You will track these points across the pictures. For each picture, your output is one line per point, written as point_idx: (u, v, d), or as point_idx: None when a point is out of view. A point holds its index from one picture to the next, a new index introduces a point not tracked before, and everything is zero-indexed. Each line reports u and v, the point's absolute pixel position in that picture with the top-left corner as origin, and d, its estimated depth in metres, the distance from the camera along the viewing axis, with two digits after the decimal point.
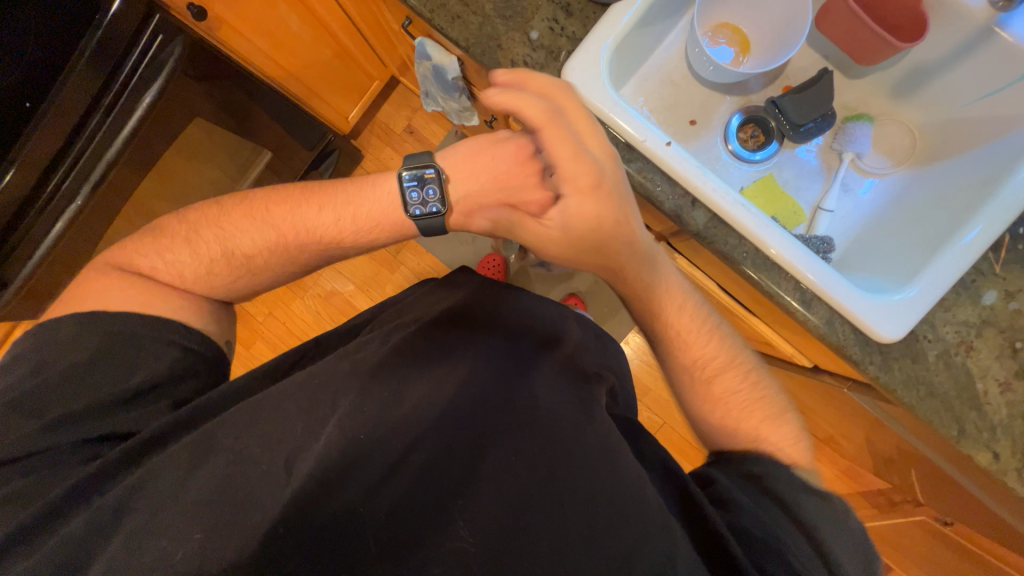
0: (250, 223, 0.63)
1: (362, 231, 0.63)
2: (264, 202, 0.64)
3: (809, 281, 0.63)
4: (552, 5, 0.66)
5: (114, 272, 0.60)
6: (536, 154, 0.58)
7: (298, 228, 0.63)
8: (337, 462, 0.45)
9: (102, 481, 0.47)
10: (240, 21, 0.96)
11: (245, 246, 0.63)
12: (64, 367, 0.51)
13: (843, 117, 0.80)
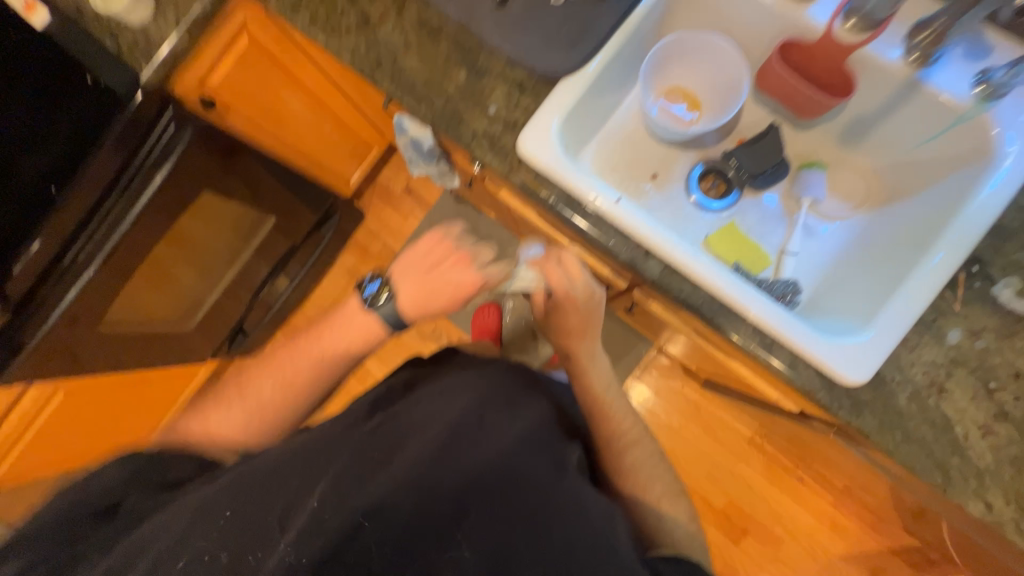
0: (272, 368, 0.70)
1: (357, 342, 0.70)
2: (276, 351, 0.73)
3: (765, 326, 0.63)
4: (507, 83, 0.73)
5: (171, 437, 0.65)
6: (462, 246, 0.71)
7: (312, 356, 0.70)
8: (312, 541, 0.43)
9: (78, 561, 0.49)
10: (246, 106, 1.08)
11: (271, 387, 0.69)
12: (97, 478, 0.54)
13: (797, 165, 0.83)
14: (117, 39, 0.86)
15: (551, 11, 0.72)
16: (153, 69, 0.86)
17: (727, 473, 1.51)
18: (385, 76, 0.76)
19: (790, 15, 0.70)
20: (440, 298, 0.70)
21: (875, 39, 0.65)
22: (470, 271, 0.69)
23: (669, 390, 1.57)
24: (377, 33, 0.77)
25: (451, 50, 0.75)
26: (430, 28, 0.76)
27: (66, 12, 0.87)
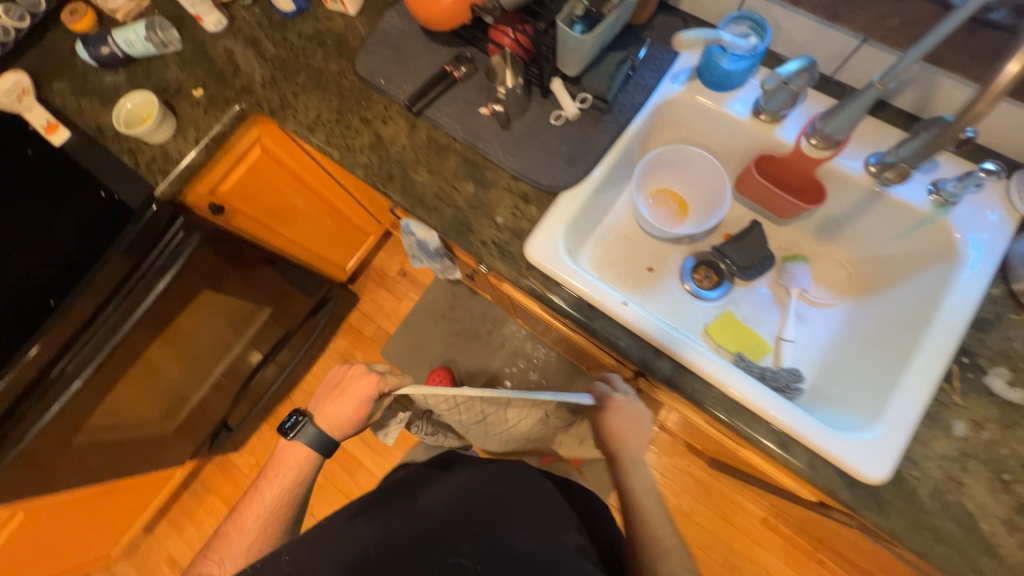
0: (236, 533, 0.70)
1: (297, 479, 0.74)
2: (225, 531, 0.71)
3: (782, 424, 0.64)
4: (512, 195, 0.78)
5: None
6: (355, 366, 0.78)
7: (258, 518, 0.70)
8: None
9: None
10: (253, 208, 1.12)
11: (240, 549, 0.68)
12: None
13: (782, 257, 0.89)
14: (133, 157, 0.88)
15: (549, 132, 0.79)
16: (168, 183, 0.87)
17: (744, 561, 1.44)
18: (396, 189, 0.81)
19: (764, 135, 0.78)
20: (350, 417, 0.75)
21: (837, 154, 0.74)
22: (369, 380, 0.75)
23: (675, 468, 1.53)
24: (388, 151, 0.83)
25: (459, 166, 0.81)
26: (438, 146, 0.83)
27: (86, 133, 0.91)
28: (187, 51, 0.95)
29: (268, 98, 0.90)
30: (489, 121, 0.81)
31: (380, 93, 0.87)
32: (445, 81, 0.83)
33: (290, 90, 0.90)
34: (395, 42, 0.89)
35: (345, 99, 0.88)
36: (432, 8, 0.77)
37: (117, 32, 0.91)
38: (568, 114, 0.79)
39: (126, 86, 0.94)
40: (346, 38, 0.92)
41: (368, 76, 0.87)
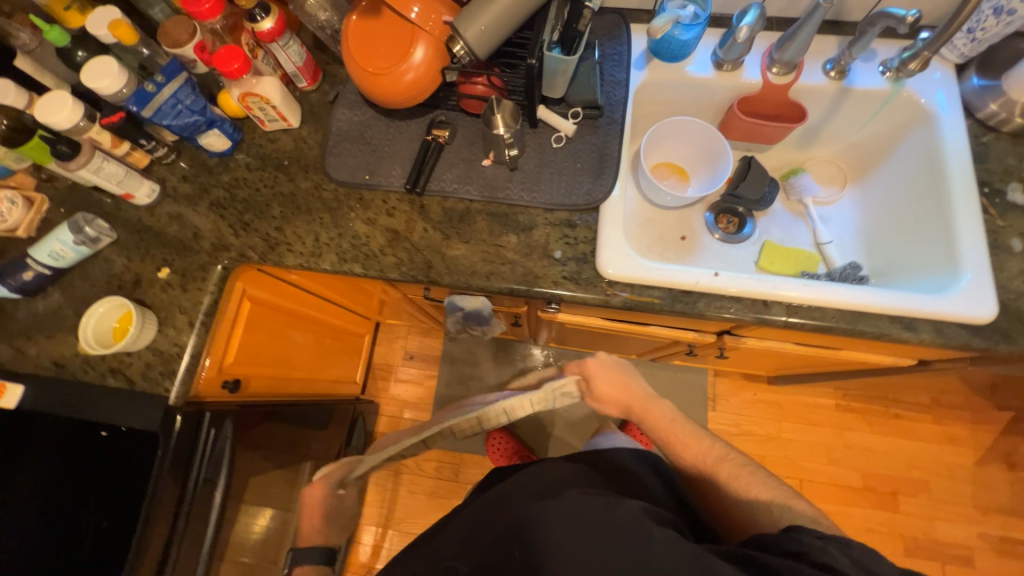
0: None
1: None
2: None
3: (897, 310, 0.69)
4: (556, 227, 0.77)
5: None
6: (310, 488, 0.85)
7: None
8: None
9: None
10: (261, 365, 0.98)
11: None
12: None
13: (782, 176, 0.97)
14: (123, 375, 0.74)
15: (558, 156, 0.79)
16: (180, 384, 0.74)
17: (842, 450, 1.52)
18: (442, 272, 0.76)
19: (731, 82, 0.84)
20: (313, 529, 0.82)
21: (800, 74, 0.82)
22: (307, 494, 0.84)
23: (745, 403, 1.58)
24: (412, 240, 0.78)
25: (490, 223, 0.78)
26: (460, 213, 0.79)
27: (44, 376, 0.75)
28: (127, 238, 0.82)
29: (250, 245, 0.80)
30: (497, 169, 0.80)
31: (371, 189, 0.81)
32: (434, 150, 0.80)
33: (270, 227, 0.81)
34: (359, 135, 0.84)
35: (337, 210, 0.81)
36: (393, 83, 0.72)
37: (35, 249, 0.75)
38: (568, 132, 0.79)
39: (69, 304, 0.79)
40: (302, 152, 0.85)
41: (350, 178, 0.81)
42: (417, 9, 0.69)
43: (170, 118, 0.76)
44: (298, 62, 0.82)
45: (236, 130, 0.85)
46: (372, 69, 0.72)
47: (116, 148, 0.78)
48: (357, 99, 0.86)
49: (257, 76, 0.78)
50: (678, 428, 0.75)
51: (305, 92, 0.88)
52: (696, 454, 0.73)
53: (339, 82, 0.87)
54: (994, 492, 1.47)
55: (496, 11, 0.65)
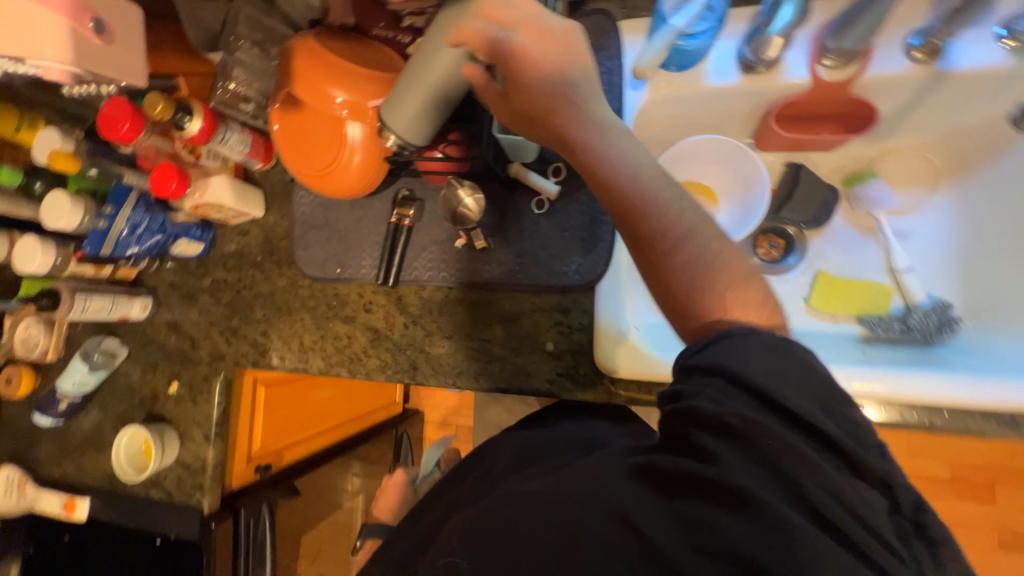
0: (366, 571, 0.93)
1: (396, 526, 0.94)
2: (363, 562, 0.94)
3: (1004, 403, 0.53)
4: (548, 313, 0.67)
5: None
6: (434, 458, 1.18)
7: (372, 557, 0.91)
8: None
9: None
10: (291, 434, 1.03)
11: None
12: None
13: (843, 182, 0.75)
14: (162, 487, 0.80)
15: (542, 225, 0.67)
16: (210, 492, 0.79)
17: (928, 441, 1.35)
18: (428, 373, 0.71)
19: (764, 88, 0.63)
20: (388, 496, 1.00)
21: (866, 65, 0.59)
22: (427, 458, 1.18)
23: None
24: (394, 339, 0.72)
25: (474, 316, 0.69)
26: (440, 305, 0.71)
27: (103, 487, 0.83)
28: (137, 350, 0.85)
29: (242, 353, 0.79)
30: (474, 249, 0.69)
31: (345, 282, 0.75)
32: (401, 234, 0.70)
33: (257, 333, 0.79)
34: (323, 220, 0.76)
35: (316, 310, 0.76)
36: (345, 180, 0.62)
37: (60, 382, 0.81)
38: (550, 195, 0.65)
39: (106, 418, 0.85)
40: (273, 243, 0.80)
41: (321, 273, 0.75)
42: (342, 96, 0.56)
43: (134, 245, 0.73)
44: (245, 149, 0.73)
45: (205, 231, 0.79)
46: (316, 170, 0.62)
47: (100, 272, 0.78)
48: None
49: (206, 180, 0.73)
50: (651, 204, 0.42)
51: (264, 172, 0.81)
52: (620, 197, 0.44)
53: None
54: None
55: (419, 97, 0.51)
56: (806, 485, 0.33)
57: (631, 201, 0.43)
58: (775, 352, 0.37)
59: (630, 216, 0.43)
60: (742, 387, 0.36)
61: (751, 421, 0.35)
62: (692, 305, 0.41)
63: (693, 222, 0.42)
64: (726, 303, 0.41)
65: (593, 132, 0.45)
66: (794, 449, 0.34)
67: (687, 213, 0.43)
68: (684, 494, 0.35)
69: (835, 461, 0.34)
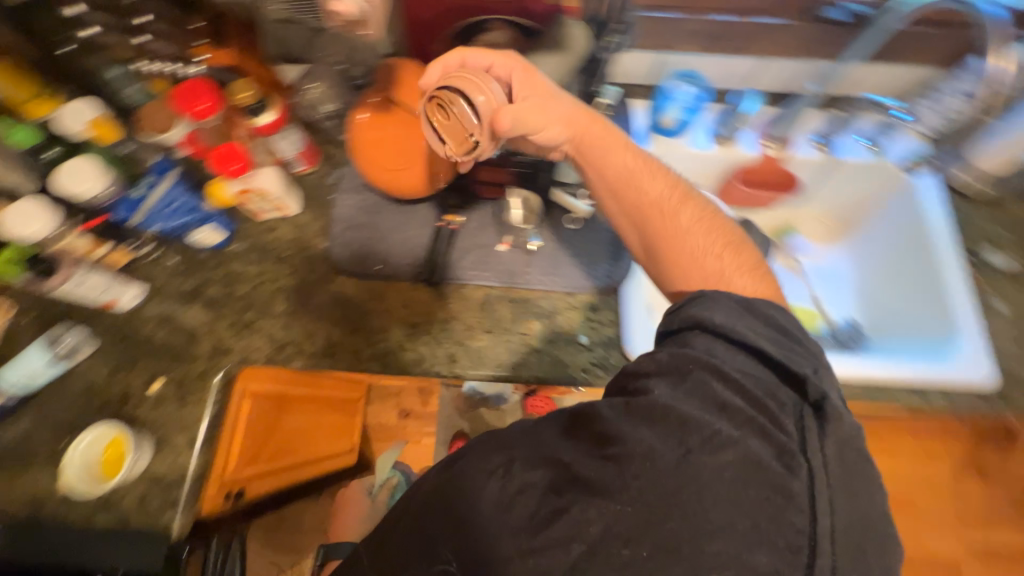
0: None
1: None
2: None
3: (898, 376, 0.73)
4: (580, 310, 0.76)
5: None
6: None
7: None
8: None
9: None
10: None
11: None
12: None
13: (777, 235, 1.01)
14: (115, 510, 0.66)
15: (575, 237, 0.79)
16: (183, 512, 0.67)
17: None
18: (467, 364, 0.74)
19: (731, 155, 0.86)
20: None
21: (793, 150, 0.87)
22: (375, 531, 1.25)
23: None
24: (433, 332, 0.75)
25: (512, 314, 0.76)
26: (478, 301, 0.77)
27: (15, 519, 0.65)
28: (110, 344, 0.74)
29: (254, 347, 0.74)
30: (515, 252, 0.78)
31: (383, 280, 0.78)
32: (446, 237, 0.79)
33: (275, 327, 0.75)
34: (365, 222, 0.81)
35: (348, 305, 0.77)
36: (416, 179, 0.71)
37: (3, 374, 0.67)
38: (582, 214, 0.79)
39: (42, 428, 0.69)
40: (303, 239, 0.81)
41: (360, 269, 0.78)
42: (428, 103, 0.68)
43: (161, 220, 0.73)
44: (297, 148, 0.78)
45: (230, 222, 0.79)
46: (388, 164, 0.70)
47: (92, 251, 0.70)
48: (360, 183, 0.83)
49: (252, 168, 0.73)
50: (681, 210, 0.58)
51: (302, 175, 0.84)
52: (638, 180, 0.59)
53: (340, 165, 0.84)
54: None
55: None
56: (775, 426, 0.41)
57: (646, 200, 0.58)
58: (739, 301, 0.48)
59: (624, 210, 0.59)
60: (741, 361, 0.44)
61: (698, 350, 0.45)
62: (667, 250, 0.57)
63: (691, 212, 0.58)
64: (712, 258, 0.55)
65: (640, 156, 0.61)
66: (727, 368, 0.43)
67: (677, 195, 0.59)
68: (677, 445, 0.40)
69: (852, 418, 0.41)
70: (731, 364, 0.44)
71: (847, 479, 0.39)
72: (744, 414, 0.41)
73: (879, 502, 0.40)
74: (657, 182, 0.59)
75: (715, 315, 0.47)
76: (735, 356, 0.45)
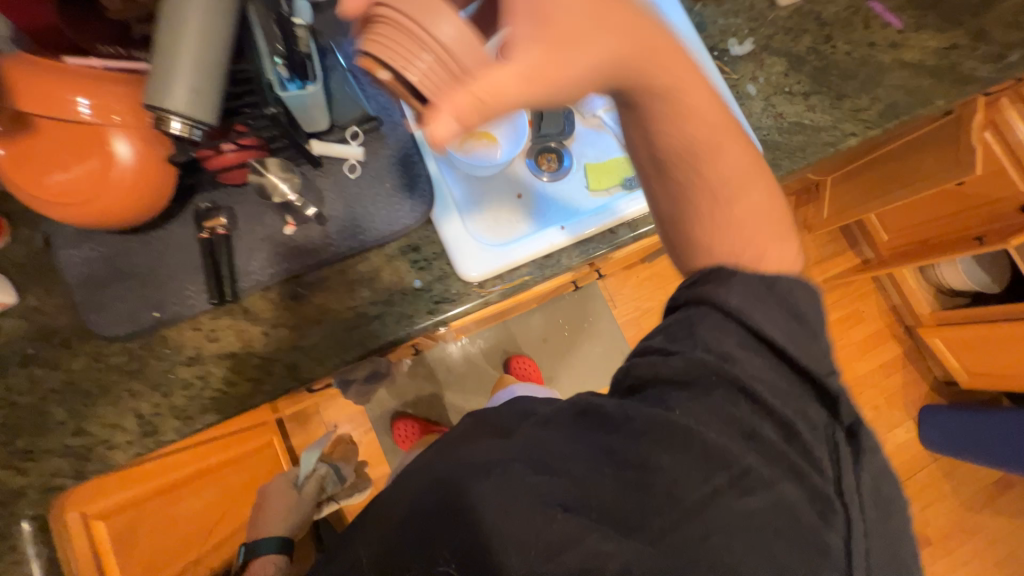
0: None
1: None
2: None
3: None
4: (403, 257, 0.72)
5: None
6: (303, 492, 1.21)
7: None
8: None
9: None
10: (163, 570, 0.81)
11: None
12: None
13: None
14: None
15: (364, 186, 0.72)
16: None
17: None
18: (312, 365, 0.67)
19: None
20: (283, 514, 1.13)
21: None
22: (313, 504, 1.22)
23: (637, 287, 1.76)
24: (259, 351, 0.67)
25: (336, 296, 0.69)
26: (292, 297, 0.68)
27: None
28: None
29: (53, 470, 0.61)
30: (307, 229, 0.69)
31: (171, 325, 0.65)
32: (220, 245, 0.66)
33: (65, 438, 0.61)
34: (112, 272, 0.65)
35: (143, 370, 0.64)
36: (121, 195, 0.56)
37: None
38: (359, 158, 0.72)
39: None
40: (45, 326, 0.64)
41: (134, 326, 0.64)
42: (85, 101, 0.54)
43: None
44: None
45: None
46: (77, 198, 0.56)
47: None
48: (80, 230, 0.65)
49: None
50: (727, 174, 0.48)
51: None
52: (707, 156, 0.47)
53: (42, 220, 0.65)
54: (812, 252, 1.92)
55: (194, 63, 0.52)
56: (810, 461, 0.46)
57: (690, 41, 0.42)
58: (759, 278, 0.48)
59: (649, 164, 0.48)
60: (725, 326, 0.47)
61: (731, 372, 0.46)
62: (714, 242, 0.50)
63: (741, 190, 0.49)
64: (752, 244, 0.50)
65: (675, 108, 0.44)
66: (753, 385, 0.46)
67: (733, 121, 0.49)
68: (677, 448, 0.46)
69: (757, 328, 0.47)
70: (758, 364, 0.47)
71: (882, 518, 0.45)
72: (783, 457, 0.47)
73: (890, 493, 0.46)
74: (737, 218, 0.49)
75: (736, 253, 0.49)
76: (780, 376, 0.47)
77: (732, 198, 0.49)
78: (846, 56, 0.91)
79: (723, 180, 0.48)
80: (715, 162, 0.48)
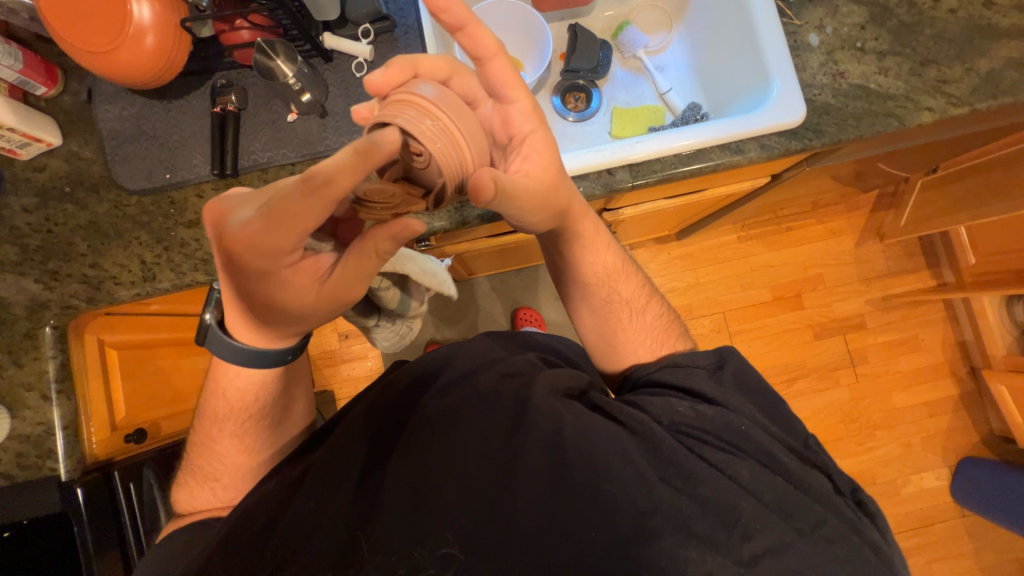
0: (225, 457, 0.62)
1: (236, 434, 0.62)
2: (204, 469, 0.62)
3: (724, 137, 0.73)
4: None
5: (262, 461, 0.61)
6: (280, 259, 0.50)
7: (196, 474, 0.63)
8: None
9: None
10: (156, 409, 0.93)
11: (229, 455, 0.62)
12: None
13: (613, 36, 0.96)
14: None
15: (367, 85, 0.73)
16: (67, 457, 0.70)
17: (750, 273, 1.69)
18: None
19: None
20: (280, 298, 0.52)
21: None
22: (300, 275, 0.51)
23: (665, 263, 1.67)
24: None
25: None
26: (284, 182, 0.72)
27: None
28: None
29: (72, 293, 0.71)
30: (307, 120, 0.72)
31: (178, 188, 0.72)
32: (229, 120, 0.70)
33: (83, 268, 0.71)
34: (138, 131, 0.72)
35: (151, 225, 0.72)
36: (139, 53, 0.62)
37: None
38: (366, 56, 0.72)
39: None
40: (80, 170, 0.73)
41: (148, 183, 0.71)
42: None
43: None
44: (18, 65, 0.66)
45: None
46: (102, 47, 0.61)
47: None
48: (116, 89, 0.72)
49: None
50: (645, 305, 0.70)
51: (53, 99, 0.73)
52: (627, 287, 0.69)
53: (87, 75, 0.73)
54: (878, 262, 1.71)
55: None
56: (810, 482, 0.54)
57: (596, 276, 0.68)
58: (670, 364, 0.64)
59: (586, 283, 0.68)
60: (711, 388, 0.60)
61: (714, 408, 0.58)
62: (610, 345, 0.70)
63: (651, 313, 0.70)
64: (647, 350, 0.68)
65: (622, 261, 0.70)
66: (742, 426, 0.56)
67: (644, 296, 0.70)
68: (703, 463, 0.54)
69: (728, 378, 0.62)
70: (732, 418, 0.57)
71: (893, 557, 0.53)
72: (813, 489, 0.54)
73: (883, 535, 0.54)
74: (640, 325, 0.69)
75: (644, 358, 0.68)
76: (755, 422, 0.58)
77: (641, 315, 0.69)
78: (948, 15, 0.76)
79: (641, 315, 0.69)
80: (633, 308, 0.69)
